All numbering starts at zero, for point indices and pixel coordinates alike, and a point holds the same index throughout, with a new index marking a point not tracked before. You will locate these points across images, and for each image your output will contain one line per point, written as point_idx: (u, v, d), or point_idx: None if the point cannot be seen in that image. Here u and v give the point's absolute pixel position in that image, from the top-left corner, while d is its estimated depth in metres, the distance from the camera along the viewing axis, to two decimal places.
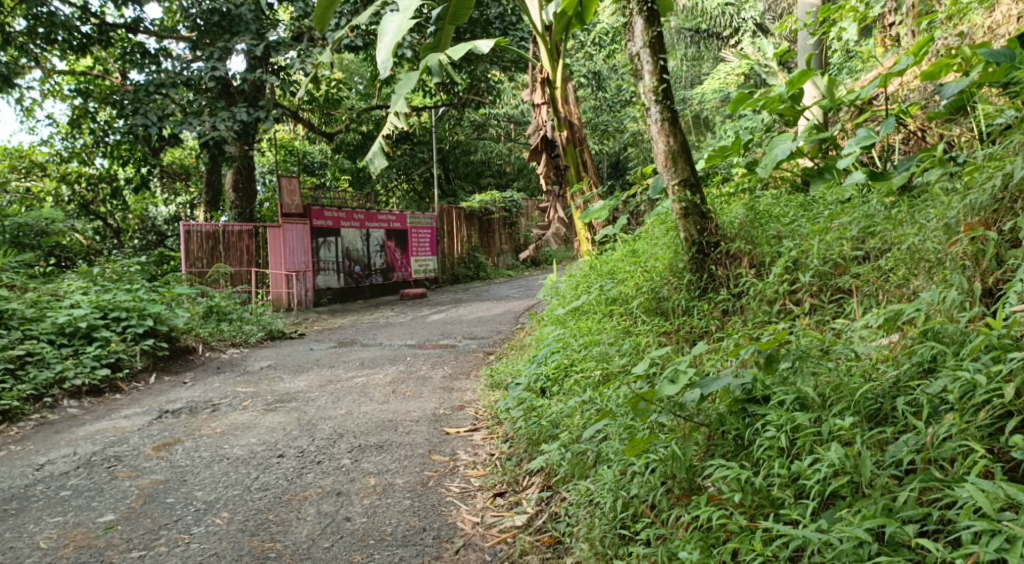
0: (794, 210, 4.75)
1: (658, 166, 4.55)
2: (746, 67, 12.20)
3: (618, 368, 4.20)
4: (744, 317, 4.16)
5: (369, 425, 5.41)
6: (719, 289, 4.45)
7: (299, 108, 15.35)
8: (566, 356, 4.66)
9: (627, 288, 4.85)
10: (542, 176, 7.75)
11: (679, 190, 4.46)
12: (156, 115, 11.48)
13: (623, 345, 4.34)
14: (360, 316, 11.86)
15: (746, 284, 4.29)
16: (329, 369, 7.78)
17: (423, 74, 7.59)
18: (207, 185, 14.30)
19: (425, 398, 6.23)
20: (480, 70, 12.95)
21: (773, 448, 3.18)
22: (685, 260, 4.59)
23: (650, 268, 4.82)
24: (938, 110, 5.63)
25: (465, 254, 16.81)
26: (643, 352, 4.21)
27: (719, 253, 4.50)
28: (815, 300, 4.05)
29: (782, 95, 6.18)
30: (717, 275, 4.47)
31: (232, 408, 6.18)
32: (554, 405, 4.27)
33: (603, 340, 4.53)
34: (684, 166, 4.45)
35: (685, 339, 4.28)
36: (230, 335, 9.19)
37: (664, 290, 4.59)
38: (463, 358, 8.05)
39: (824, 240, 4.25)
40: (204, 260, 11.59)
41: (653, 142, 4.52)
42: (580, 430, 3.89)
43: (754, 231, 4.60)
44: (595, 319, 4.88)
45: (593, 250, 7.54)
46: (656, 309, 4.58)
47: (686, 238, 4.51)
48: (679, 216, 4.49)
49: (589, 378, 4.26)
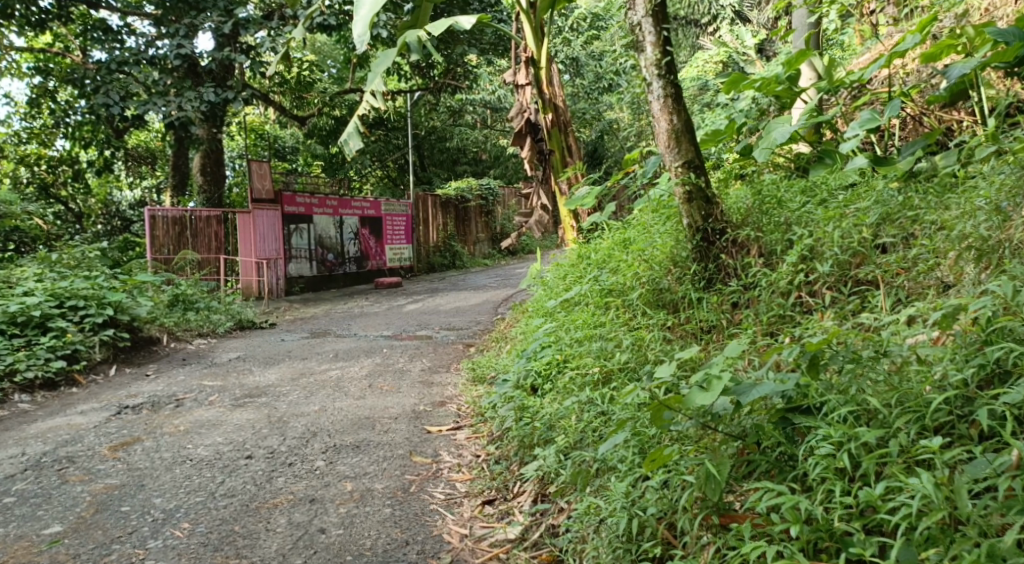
0: (801, 197, 4.48)
1: (659, 146, 4.26)
2: (725, 55, 11.96)
3: (622, 366, 3.89)
4: (756, 310, 3.87)
5: (345, 423, 5.07)
6: (728, 281, 4.16)
7: (270, 91, 14.88)
8: (561, 352, 4.34)
9: (624, 278, 4.54)
10: (526, 161, 7.41)
11: (682, 171, 4.18)
12: (118, 95, 11.01)
13: (623, 340, 4.03)
14: (333, 306, 11.47)
15: (758, 275, 4.00)
16: (302, 361, 7.42)
17: (401, 52, 7.24)
18: (174, 168, 13.80)
19: (403, 392, 5.90)
20: (458, 52, 12.55)
21: (830, 470, 2.86)
22: (688, 249, 4.29)
23: (649, 257, 4.51)
24: (942, 93, 5.38)
25: (441, 243, 16.44)
26: (649, 350, 3.90)
27: (725, 241, 4.20)
28: (835, 291, 3.76)
29: (778, 77, 5.90)
30: (724, 265, 4.17)
31: (197, 403, 5.81)
32: (548, 405, 3.95)
33: (602, 335, 4.21)
34: (688, 146, 4.16)
35: (691, 334, 3.99)
36: (197, 325, 8.79)
37: (668, 281, 4.28)
38: (443, 349, 7.71)
39: (840, 227, 3.98)
40: (170, 246, 11.16)
41: (655, 120, 4.23)
42: (585, 436, 3.57)
43: (761, 218, 4.32)
44: (589, 311, 4.56)
45: (579, 239, 7.24)
46: (656, 302, 4.28)
47: (690, 225, 4.23)
48: (682, 199, 4.20)
49: (586, 376, 3.96)
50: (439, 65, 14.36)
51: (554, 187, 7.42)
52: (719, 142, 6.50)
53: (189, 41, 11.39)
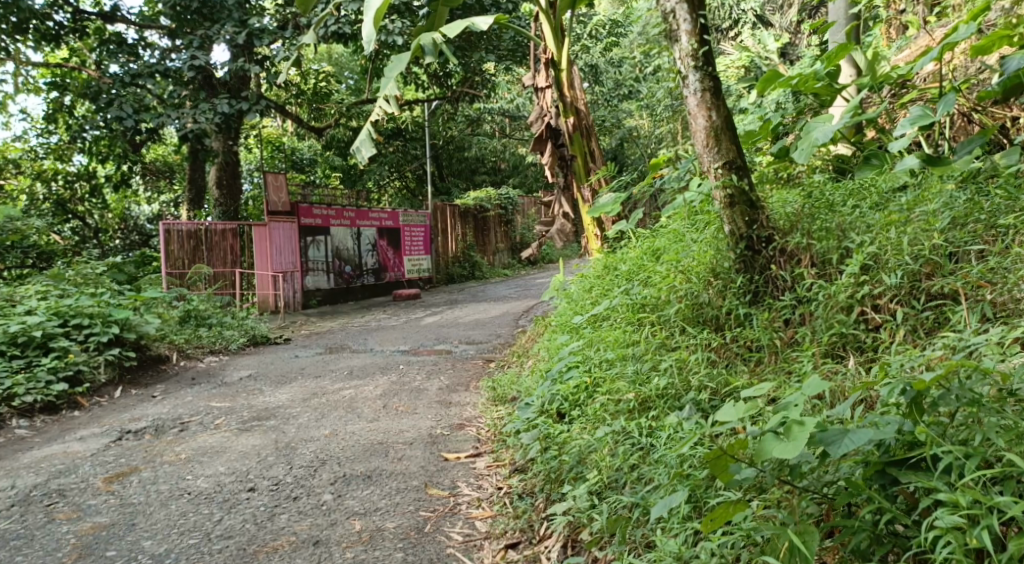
0: (855, 200, 4.09)
1: (696, 145, 3.90)
2: (749, 58, 11.54)
3: (664, 393, 3.52)
4: (812, 328, 3.49)
5: (357, 449, 4.73)
6: (778, 295, 3.78)
7: (286, 102, 14.65)
8: (590, 375, 3.97)
9: (658, 291, 4.17)
10: (547, 168, 7.06)
11: (723, 173, 3.82)
12: (132, 107, 10.72)
13: (663, 363, 3.66)
14: (350, 320, 11.16)
15: (813, 287, 3.62)
16: (315, 380, 7.09)
17: (417, 55, 6.89)
18: (191, 181, 13.57)
19: (420, 414, 5.54)
20: (476, 59, 12.16)
21: (959, 549, 2.40)
22: (730, 260, 3.91)
23: (685, 267, 4.14)
24: (996, 88, 4.96)
25: (460, 254, 16.11)
26: (693, 374, 3.53)
27: (771, 250, 3.82)
28: (907, 307, 3.36)
29: (818, 73, 5.50)
30: (773, 278, 3.80)
31: (202, 427, 5.49)
32: (576, 435, 3.59)
33: (637, 358, 3.85)
34: (728, 145, 3.81)
35: (738, 356, 3.62)
36: (209, 342, 8.50)
37: (710, 295, 3.90)
38: (461, 365, 7.36)
39: (906, 233, 3.58)
40: (185, 261, 10.88)
41: (691, 116, 3.88)
42: (624, 474, 3.20)
43: (812, 223, 3.93)
44: (619, 329, 4.18)
45: (604, 248, 6.87)
46: (695, 318, 3.90)
47: (732, 232, 3.86)
48: (722, 204, 3.84)
49: (621, 403, 3.59)
50: (456, 74, 14.03)
51: (577, 193, 7.06)
52: (753, 143, 6.15)
53: (202, 52, 11.13)
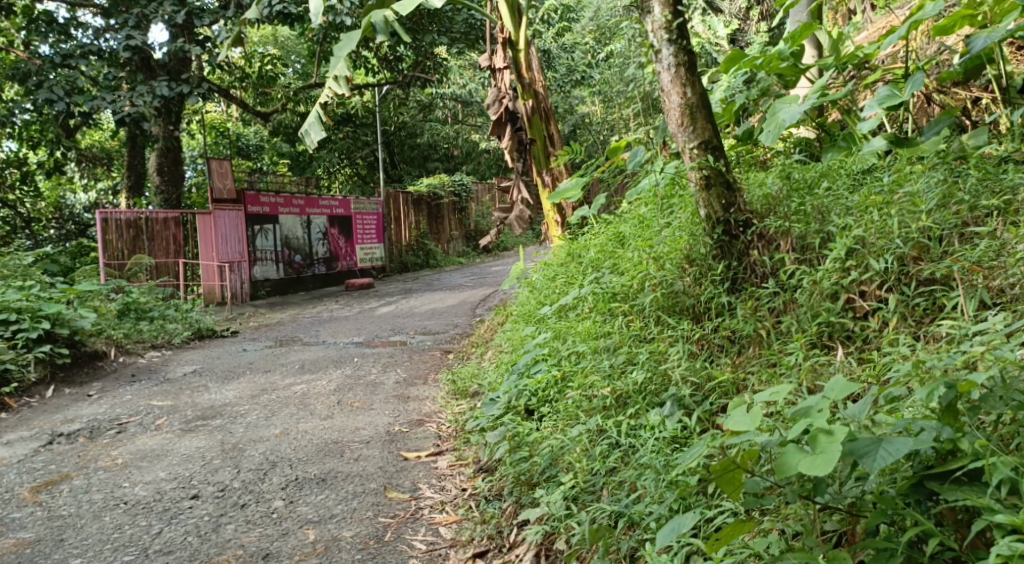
0: (834, 181, 3.96)
1: (670, 124, 3.71)
2: (703, 44, 11.40)
3: (642, 387, 3.34)
4: (799, 319, 3.33)
5: (310, 449, 4.46)
6: (759, 282, 3.62)
7: (230, 86, 14.14)
8: (560, 368, 3.77)
9: (629, 280, 3.99)
10: (506, 153, 6.82)
11: (699, 154, 3.64)
12: (63, 90, 10.16)
13: (639, 356, 3.48)
14: (300, 311, 10.78)
15: (797, 274, 3.46)
16: (264, 375, 6.77)
17: (367, 33, 6.57)
18: (130, 168, 13.02)
19: (376, 410, 5.28)
20: (427, 42, 11.78)
21: None
22: (706, 245, 3.73)
23: (658, 252, 3.96)
24: (958, 68, 4.79)
25: (413, 242, 15.78)
26: (674, 365, 3.35)
27: (750, 235, 3.65)
28: (897, 293, 3.24)
29: (782, 52, 5.31)
30: (752, 264, 3.64)
31: (141, 428, 5.20)
32: (549, 435, 3.38)
33: (610, 351, 3.67)
34: (704, 124, 3.63)
35: (717, 347, 3.45)
36: (150, 336, 8.12)
37: (686, 283, 3.72)
38: (418, 357, 7.09)
39: (890, 215, 3.46)
40: (124, 252, 10.40)
41: (665, 94, 3.68)
42: (602, 477, 3.01)
43: (792, 204, 3.78)
44: (589, 319, 4.00)
45: (564, 235, 6.67)
46: (669, 307, 3.72)
47: (707, 217, 3.70)
48: (699, 186, 3.66)
49: (595, 401, 3.41)
50: (407, 57, 13.63)
51: (537, 178, 6.85)
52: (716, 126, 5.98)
53: (139, 31, 10.62)
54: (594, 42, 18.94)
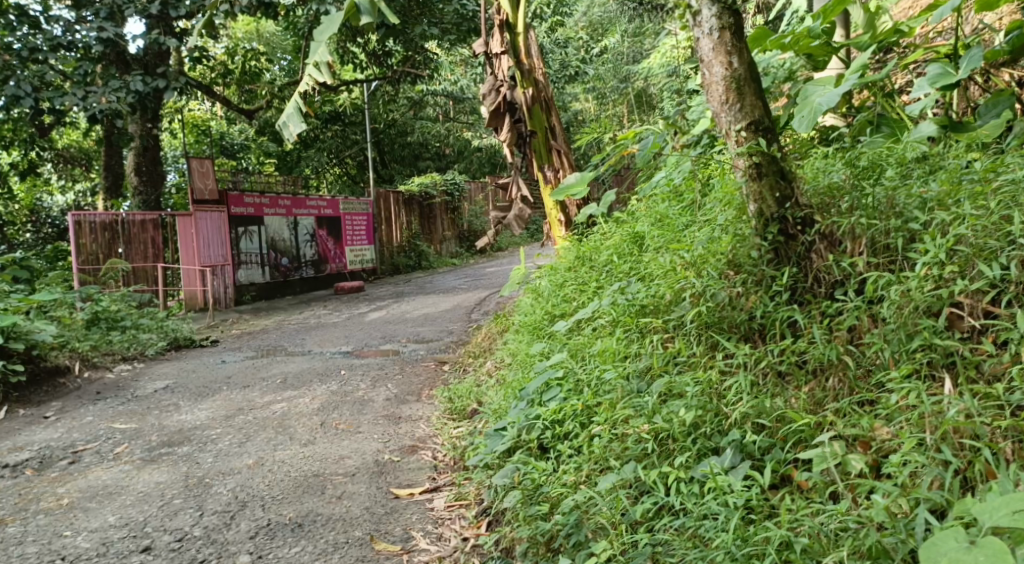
0: (899, 173, 3.46)
1: (712, 103, 3.23)
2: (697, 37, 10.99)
3: (691, 427, 2.89)
4: (890, 345, 2.84)
5: (287, 484, 3.89)
6: (827, 292, 3.15)
7: (211, 83, 13.51)
8: (582, 396, 3.30)
9: (660, 292, 3.52)
10: (505, 147, 6.20)
11: (748, 137, 3.16)
12: (31, 86, 9.32)
13: (687, 389, 3.02)
14: (287, 317, 10.17)
15: (883, 283, 2.96)
16: (241, 390, 6.20)
17: (353, 15, 5.82)
18: (107, 168, 12.38)
19: (365, 432, 4.71)
20: (416, 34, 11.12)
21: None
22: (757, 248, 3.27)
23: (696, 258, 3.50)
24: (1013, 45, 4.17)
25: (405, 243, 15.19)
26: (732, 402, 2.90)
27: (814, 237, 3.17)
28: (1018, 308, 2.75)
29: (812, 30, 4.74)
30: (818, 272, 3.16)
31: (98, 458, 4.62)
32: (567, 485, 2.93)
33: (643, 381, 3.22)
34: (753, 101, 3.16)
35: (773, 377, 2.98)
36: (121, 347, 7.53)
37: (734, 297, 3.27)
38: (411, 369, 6.49)
39: (992, 213, 2.96)
40: (99, 256, 9.74)
41: (705, 66, 3.20)
42: (648, 547, 2.55)
43: (858, 196, 3.29)
44: (612, 337, 3.53)
45: (568, 237, 6.06)
46: (714, 325, 3.26)
47: (756, 215, 3.24)
48: (748, 176, 3.18)
49: (630, 443, 2.94)
50: (397, 52, 13.00)
51: (538, 175, 6.27)
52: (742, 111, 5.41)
53: (111, 23, 9.92)
54: (588, 36, 18.34)
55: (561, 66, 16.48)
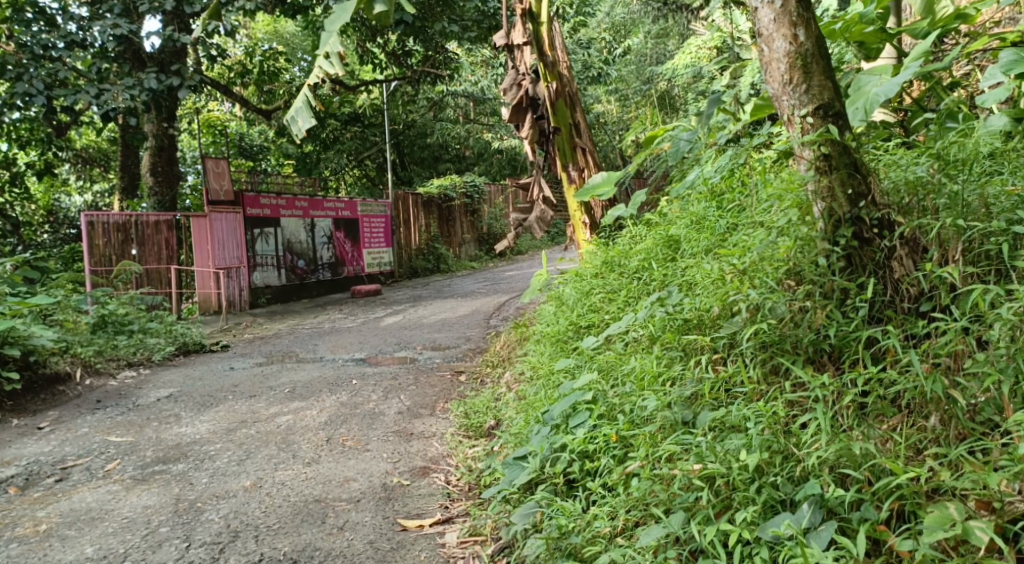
0: (985, 172, 3.08)
1: (773, 84, 2.93)
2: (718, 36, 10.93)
3: (754, 474, 2.51)
4: (1003, 382, 2.45)
5: (286, 511, 3.52)
6: (910, 308, 2.82)
7: (230, 82, 13.24)
8: (615, 426, 2.97)
9: (704, 307, 3.19)
10: (526, 145, 5.81)
11: (817, 123, 2.85)
12: (43, 83, 8.91)
13: (749, 427, 2.64)
14: (300, 321, 9.84)
15: (990, 299, 2.63)
16: (247, 400, 5.85)
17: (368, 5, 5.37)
18: (123, 168, 12.11)
19: (376, 450, 4.34)
20: (437, 30, 10.73)
21: None
22: (824, 257, 2.89)
23: (744, 266, 3.13)
24: None
25: (423, 245, 14.84)
26: (806, 444, 2.53)
27: (893, 243, 2.84)
28: None
29: (866, 15, 4.31)
30: (898, 282, 2.83)
31: (86, 475, 4.27)
32: (604, 538, 2.59)
33: (689, 411, 2.86)
34: (821, 81, 2.85)
35: (849, 412, 2.62)
36: (127, 353, 7.20)
37: (796, 312, 2.91)
38: (425, 380, 6.10)
39: None
40: (113, 258, 9.38)
41: (765, 41, 2.90)
42: None
43: (946, 199, 2.93)
44: (651, 357, 3.20)
45: (592, 240, 5.67)
46: (774, 345, 2.90)
47: (825, 218, 2.88)
48: (814, 166, 2.87)
49: (677, 488, 2.58)
50: (416, 51, 12.60)
51: (561, 174, 5.88)
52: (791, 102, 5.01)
53: (126, 20, 9.54)
54: (610, 38, 17.98)
55: (584, 66, 16.03)
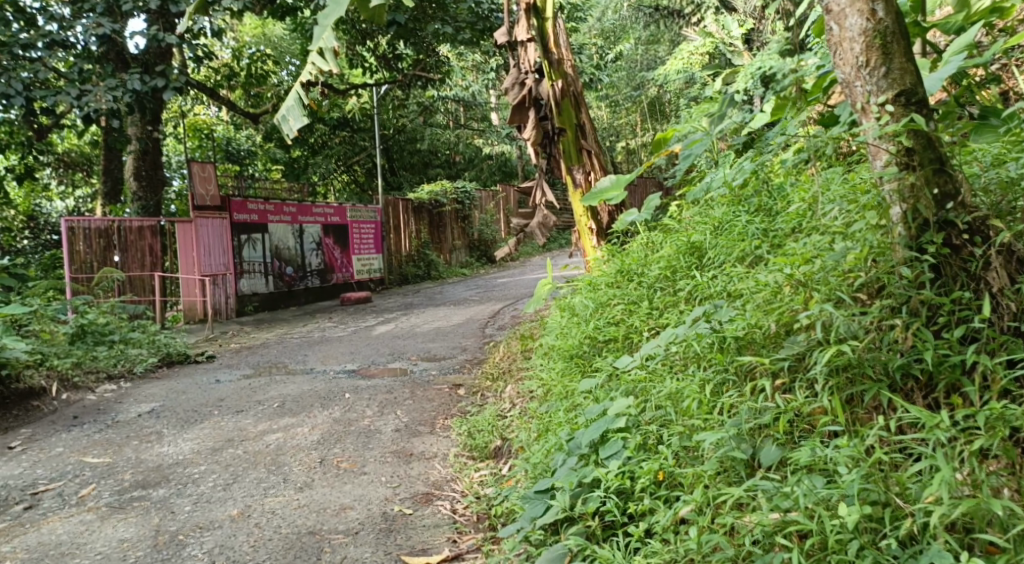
0: None
1: (845, 68, 2.69)
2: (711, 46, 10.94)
3: (854, 530, 2.23)
4: None
5: (277, 547, 3.20)
6: (1012, 327, 2.58)
7: (217, 85, 12.86)
8: (661, 461, 2.72)
9: (758, 327, 2.96)
10: (529, 146, 5.46)
11: (898, 110, 2.61)
12: (20, 84, 8.48)
13: (840, 472, 2.38)
14: (288, 330, 9.50)
15: None
16: (235, 415, 5.52)
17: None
18: (105, 172, 11.74)
19: (376, 473, 4.01)
20: (429, 32, 10.40)
21: None
22: (905, 270, 2.66)
23: (812, 281, 2.90)
24: None
25: (414, 252, 14.52)
26: (917, 497, 2.25)
27: (990, 250, 2.60)
28: None
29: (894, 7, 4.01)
30: (996, 295, 2.59)
31: (59, 503, 3.92)
32: None
33: (749, 444, 2.62)
34: (903, 62, 2.61)
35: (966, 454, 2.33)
36: (108, 364, 6.84)
37: (873, 331, 2.68)
38: (423, 393, 5.78)
39: None
40: (94, 265, 9.02)
41: (838, 18, 2.66)
42: None
43: None
44: (700, 381, 2.95)
45: (598, 246, 5.34)
46: (850, 369, 2.66)
47: (907, 223, 2.66)
48: (895, 158, 2.63)
49: (759, 541, 2.31)
50: (407, 55, 12.23)
51: (565, 176, 5.55)
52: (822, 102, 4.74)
53: (109, 18, 9.13)
54: (602, 43, 17.73)
55: None
